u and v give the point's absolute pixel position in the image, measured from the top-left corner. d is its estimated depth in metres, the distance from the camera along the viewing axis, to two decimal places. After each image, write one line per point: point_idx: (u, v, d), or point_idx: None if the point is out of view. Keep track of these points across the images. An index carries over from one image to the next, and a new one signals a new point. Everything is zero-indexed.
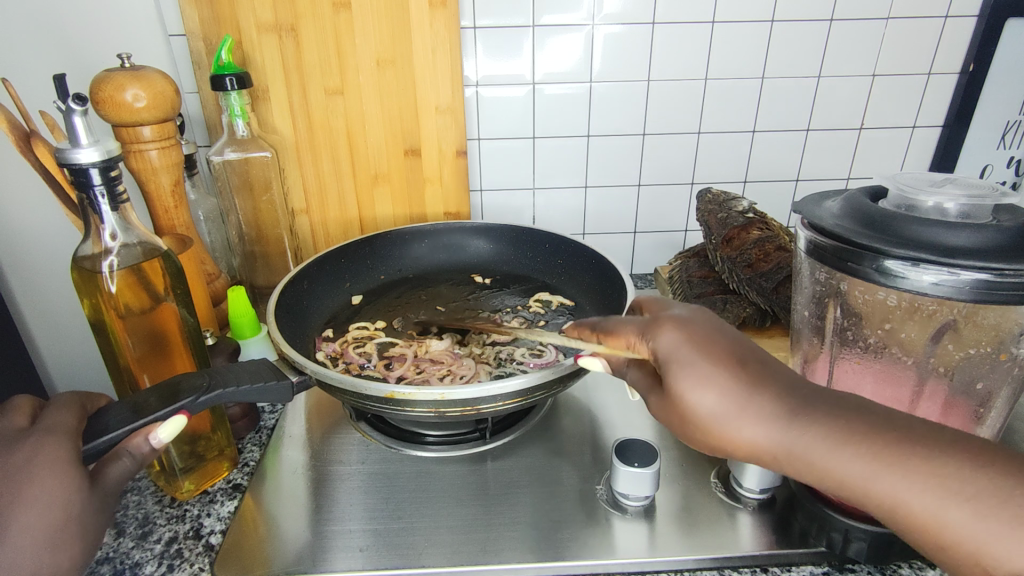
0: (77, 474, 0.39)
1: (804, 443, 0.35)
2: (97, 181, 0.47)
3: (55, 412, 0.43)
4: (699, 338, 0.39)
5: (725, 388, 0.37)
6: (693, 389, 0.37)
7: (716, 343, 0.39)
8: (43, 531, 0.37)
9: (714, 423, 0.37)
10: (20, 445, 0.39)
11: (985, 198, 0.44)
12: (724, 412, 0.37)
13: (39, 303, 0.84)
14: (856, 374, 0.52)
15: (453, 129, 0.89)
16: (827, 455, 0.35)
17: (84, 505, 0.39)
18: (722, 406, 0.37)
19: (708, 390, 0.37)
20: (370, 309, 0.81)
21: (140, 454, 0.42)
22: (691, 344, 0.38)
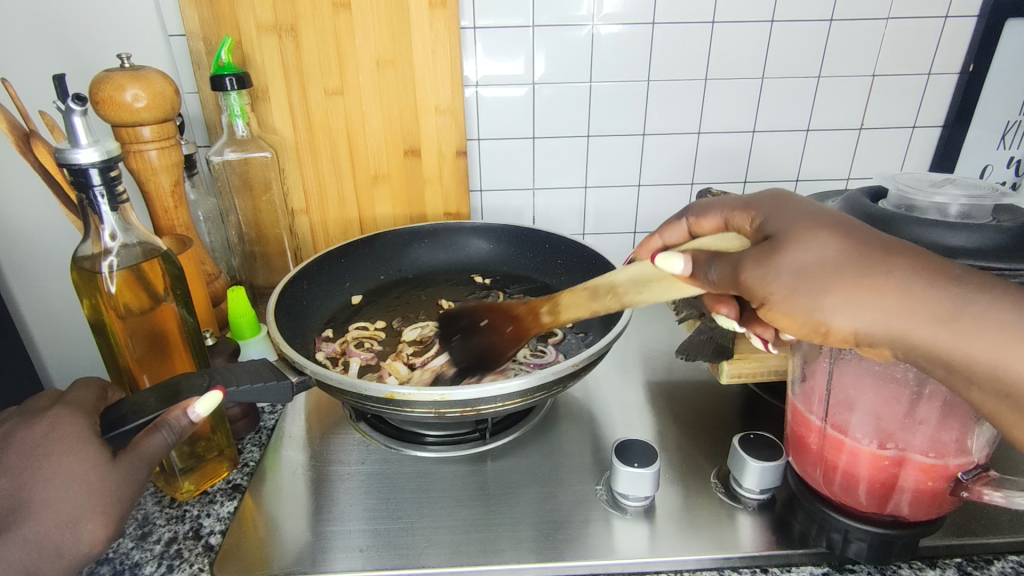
0: (94, 448, 0.41)
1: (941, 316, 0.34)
2: (97, 181, 0.47)
3: (79, 393, 0.45)
4: (800, 210, 0.39)
5: (823, 251, 0.36)
6: (793, 254, 0.36)
7: (807, 209, 0.39)
8: (64, 505, 0.39)
9: (818, 301, 0.35)
10: (38, 423, 0.41)
11: (985, 199, 0.44)
12: (834, 276, 0.35)
13: (41, 303, 0.85)
14: None
15: (453, 128, 0.89)
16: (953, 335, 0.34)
17: (103, 478, 0.40)
18: (823, 269, 0.35)
19: (805, 252, 0.36)
20: (370, 309, 0.81)
21: (179, 427, 0.43)
22: (789, 211, 0.39)
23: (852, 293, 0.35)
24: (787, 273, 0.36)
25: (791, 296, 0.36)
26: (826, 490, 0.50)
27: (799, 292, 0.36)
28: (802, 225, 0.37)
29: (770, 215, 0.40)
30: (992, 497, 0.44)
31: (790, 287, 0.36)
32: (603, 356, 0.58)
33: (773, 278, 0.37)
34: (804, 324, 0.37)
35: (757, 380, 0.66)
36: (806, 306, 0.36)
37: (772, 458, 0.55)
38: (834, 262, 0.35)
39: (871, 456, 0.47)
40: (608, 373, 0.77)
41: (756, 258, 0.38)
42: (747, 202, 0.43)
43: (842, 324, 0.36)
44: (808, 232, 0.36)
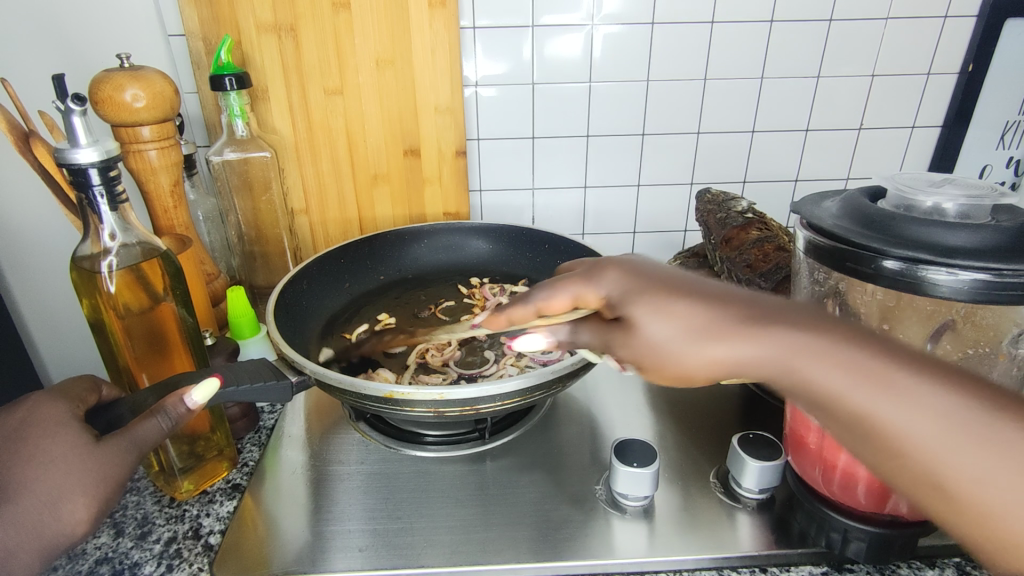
0: (76, 430, 0.40)
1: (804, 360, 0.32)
2: (97, 181, 0.47)
3: (72, 382, 0.45)
4: (638, 278, 0.38)
5: (681, 315, 0.34)
6: (651, 326, 0.35)
7: (647, 269, 0.39)
8: (44, 485, 0.38)
9: (679, 358, 0.34)
10: (18, 409, 0.41)
11: (983, 198, 0.44)
12: (700, 331, 0.34)
13: (41, 303, 0.85)
14: None
15: (453, 129, 0.89)
16: (782, 357, 0.32)
17: (84, 458, 0.39)
18: (679, 340, 0.34)
19: (665, 320, 0.35)
20: (371, 309, 0.81)
21: (176, 415, 0.42)
22: (640, 281, 0.38)
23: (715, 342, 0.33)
24: (646, 342, 0.36)
25: (654, 358, 0.35)
26: (826, 490, 0.51)
27: (660, 356, 0.35)
28: (647, 291, 0.37)
29: (614, 287, 0.39)
30: None
31: (652, 352, 0.35)
32: None
33: (635, 350, 0.36)
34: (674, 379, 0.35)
35: None
36: (673, 367, 0.35)
37: (771, 458, 0.55)
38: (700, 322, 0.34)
39: None
40: (608, 373, 0.77)
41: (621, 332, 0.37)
42: (583, 271, 0.41)
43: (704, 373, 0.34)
44: (651, 302, 0.36)
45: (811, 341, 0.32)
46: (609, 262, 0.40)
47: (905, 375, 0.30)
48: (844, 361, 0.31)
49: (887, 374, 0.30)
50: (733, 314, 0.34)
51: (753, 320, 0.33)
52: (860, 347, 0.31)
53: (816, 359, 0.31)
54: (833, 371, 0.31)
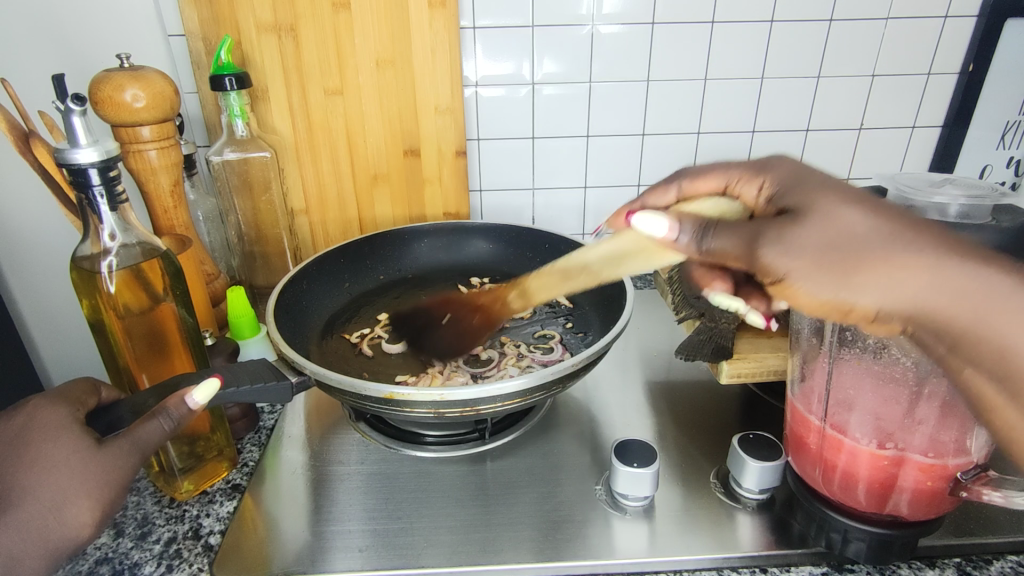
0: (77, 433, 0.40)
1: (964, 291, 0.35)
2: (96, 181, 0.47)
3: (71, 384, 0.45)
4: (802, 179, 0.41)
5: (852, 220, 0.36)
6: (818, 223, 0.37)
7: (800, 173, 0.42)
8: (47, 490, 0.38)
9: (857, 267, 0.36)
10: (17, 414, 0.41)
11: (983, 199, 0.44)
12: (874, 245, 0.36)
13: (42, 303, 0.85)
14: (856, 375, 0.48)
15: (453, 129, 0.89)
16: (902, 265, 0.35)
17: (86, 461, 0.39)
18: (843, 247, 0.36)
19: (839, 221, 0.36)
20: (371, 309, 0.81)
21: (177, 415, 0.42)
22: (805, 181, 0.41)
23: (889, 264, 0.36)
24: (809, 243, 0.36)
25: (802, 274, 0.37)
26: (825, 490, 0.51)
27: (832, 265, 0.36)
28: (817, 195, 0.38)
29: (781, 180, 0.42)
30: (992, 497, 0.44)
31: (825, 251, 0.36)
32: (602, 356, 0.58)
33: (790, 255, 0.37)
34: (828, 301, 0.37)
35: (757, 381, 0.66)
36: (836, 285, 0.36)
37: (771, 458, 0.55)
38: (869, 236, 0.36)
39: (871, 456, 0.47)
40: (608, 373, 0.77)
41: (780, 225, 0.38)
42: (744, 170, 0.45)
43: (868, 303, 0.37)
44: (823, 203, 0.38)
45: (909, 249, 0.36)
46: (775, 163, 0.44)
47: (972, 270, 0.35)
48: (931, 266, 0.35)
49: (956, 272, 0.35)
50: (869, 221, 0.36)
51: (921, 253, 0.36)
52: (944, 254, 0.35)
53: (916, 271, 0.35)
54: (923, 280, 0.35)
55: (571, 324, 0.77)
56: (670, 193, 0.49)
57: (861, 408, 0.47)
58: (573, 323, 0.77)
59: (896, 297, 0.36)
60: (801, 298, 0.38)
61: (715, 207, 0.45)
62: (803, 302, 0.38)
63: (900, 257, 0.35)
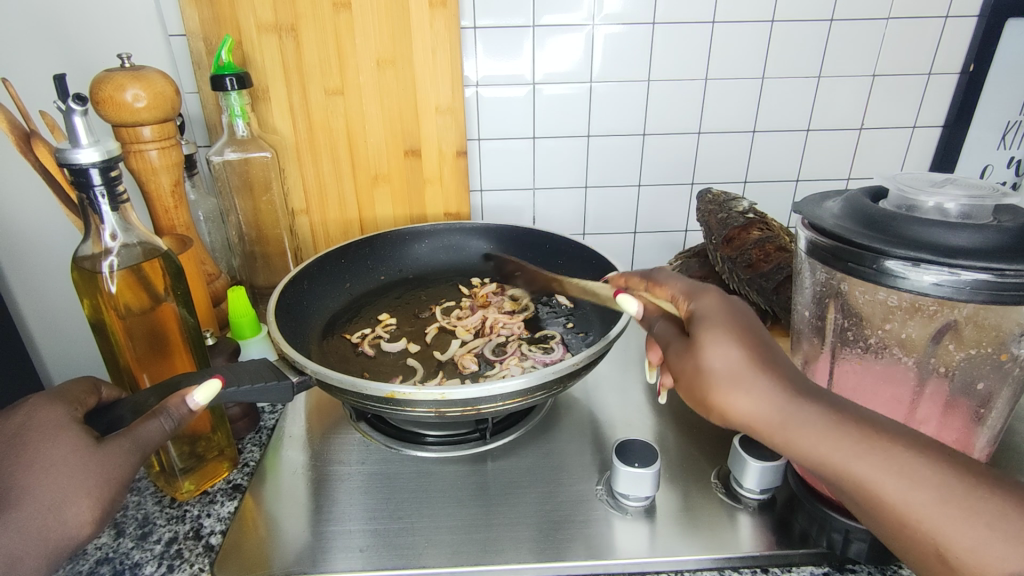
0: (77, 433, 0.40)
1: (790, 419, 0.35)
2: (97, 181, 0.47)
3: (70, 383, 0.45)
4: (730, 311, 0.39)
5: (734, 352, 0.36)
6: (706, 354, 0.37)
7: (733, 309, 0.40)
8: (47, 490, 0.38)
9: (712, 393, 0.36)
10: (14, 415, 0.41)
11: (985, 198, 0.44)
12: (730, 378, 0.36)
13: (42, 303, 0.85)
14: (857, 374, 0.52)
15: (453, 129, 0.89)
16: (756, 394, 0.36)
17: (86, 460, 0.39)
18: (726, 374, 0.36)
19: (723, 348, 0.37)
20: (371, 309, 0.81)
21: (178, 415, 0.42)
22: (724, 312, 0.39)
23: (732, 392, 0.36)
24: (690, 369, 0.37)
25: (693, 383, 0.38)
26: (827, 490, 0.51)
27: (699, 382, 0.37)
28: (714, 322, 0.38)
29: (704, 307, 0.40)
30: None
31: (693, 376, 0.37)
32: (603, 356, 0.58)
33: (681, 367, 0.38)
34: (694, 402, 0.38)
35: None
36: (705, 398, 0.37)
37: (772, 458, 0.55)
38: (739, 366, 0.36)
39: None
40: (609, 373, 0.77)
41: (679, 349, 0.39)
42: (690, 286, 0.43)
43: (733, 420, 0.37)
44: (720, 332, 0.37)
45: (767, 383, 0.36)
46: (713, 288, 0.42)
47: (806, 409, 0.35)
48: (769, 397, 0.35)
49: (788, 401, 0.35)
50: (754, 352, 0.37)
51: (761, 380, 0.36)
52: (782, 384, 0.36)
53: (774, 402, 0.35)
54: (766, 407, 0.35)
55: (572, 324, 0.77)
56: (643, 282, 0.48)
57: None
58: (574, 323, 0.77)
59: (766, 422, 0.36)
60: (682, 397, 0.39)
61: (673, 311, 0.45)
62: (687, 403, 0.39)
63: (740, 380, 0.36)
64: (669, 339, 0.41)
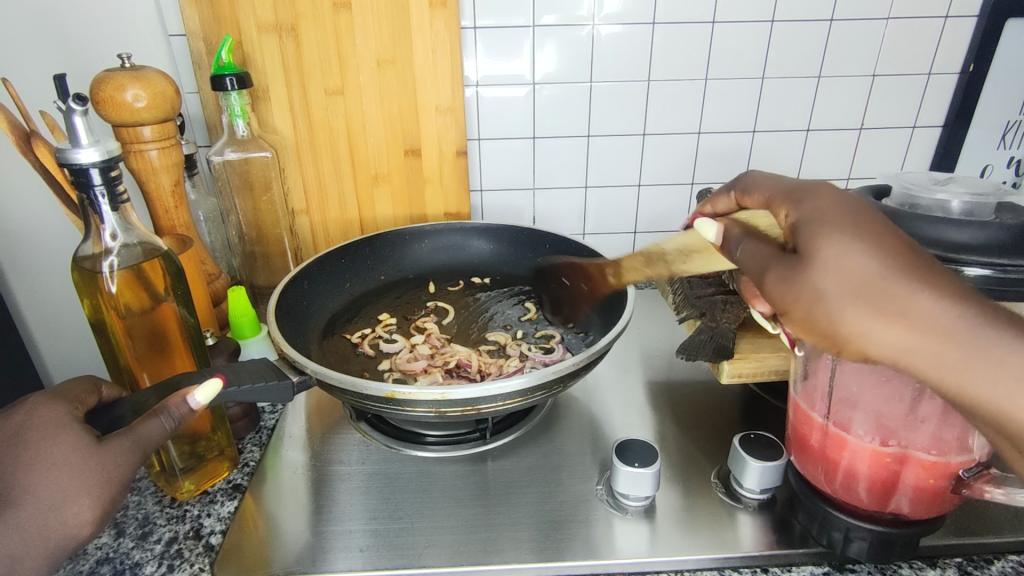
0: (78, 432, 0.40)
1: (942, 336, 0.31)
2: (97, 181, 0.47)
3: (70, 382, 0.45)
4: (845, 211, 0.34)
5: (860, 268, 0.32)
6: (823, 274, 0.33)
7: (851, 203, 0.34)
8: (47, 489, 0.38)
9: (840, 321, 0.33)
10: (15, 413, 0.41)
11: (987, 196, 0.44)
12: (870, 296, 0.32)
13: (42, 303, 0.85)
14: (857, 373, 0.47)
15: (453, 129, 0.89)
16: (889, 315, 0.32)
17: (86, 460, 0.39)
18: (852, 297, 0.32)
19: (847, 267, 0.32)
20: (371, 309, 0.81)
21: (179, 414, 0.42)
22: (836, 214, 0.34)
23: (878, 323, 0.32)
24: (807, 293, 0.34)
25: (812, 311, 0.34)
26: (827, 488, 0.51)
27: (822, 309, 0.34)
28: (839, 229, 0.33)
29: (807, 212, 0.35)
30: (994, 494, 0.44)
31: (812, 302, 0.34)
32: (603, 356, 0.58)
33: (791, 292, 0.35)
34: (821, 336, 0.35)
35: (757, 381, 0.66)
36: (827, 326, 0.34)
37: (771, 458, 0.55)
38: (874, 279, 0.32)
39: (873, 453, 0.47)
40: (609, 373, 0.77)
41: (783, 270, 0.35)
42: (788, 189, 0.38)
43: (861, 348, 0.34)
44: (843, 241, 0.32)
45: (904, 298, 0.31)
46: (818, 186, 0.37)
47: (945, 320, 0.31)
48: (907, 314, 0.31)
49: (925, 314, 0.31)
50: (882, 263, 0.32)
51: (921, 303, 0.31)
52: (922, 298, 0.31)
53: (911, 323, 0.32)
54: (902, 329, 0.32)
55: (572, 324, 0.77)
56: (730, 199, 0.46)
57: (863, 408, 0.47)
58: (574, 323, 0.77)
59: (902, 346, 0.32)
60: (800, 328, 0.36)
61: (765, 220, 0.41)
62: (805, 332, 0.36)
63: (893, 311, 0.31)
64: (766, 258, 0.37)
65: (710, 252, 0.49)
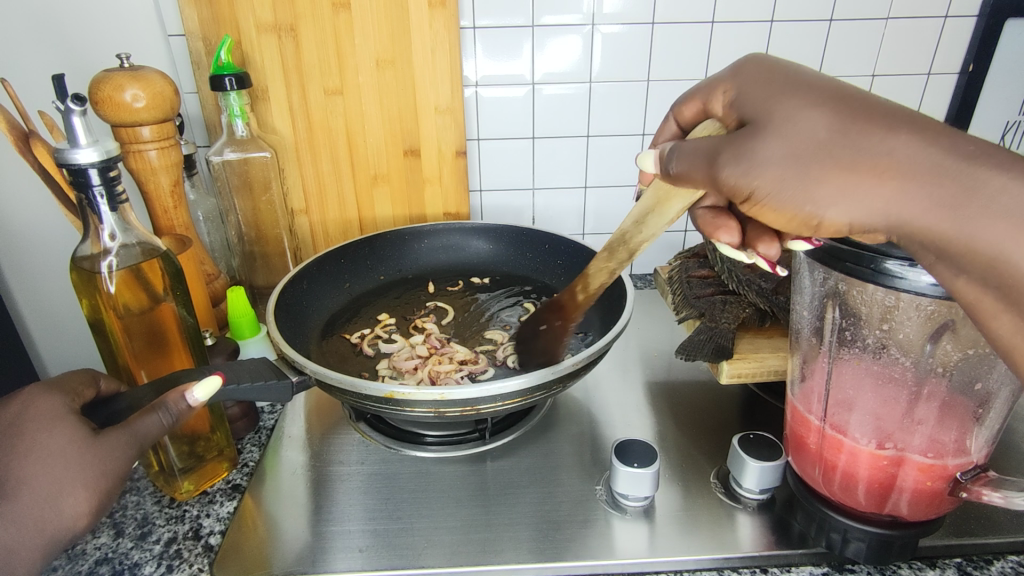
0: (75, 425, 0.40)
1: (899, 193, 0.33)
2: (96, 181, 0.47)
3: (70, 374, 0.45)
4: (784, 85, 0.38)
5: (812, 129, 0.35)
6: (777, 142, 0.36)
7: (782, 79, 0.39)
8: (44, 480, 0.38)
9: (808, 188, 0.35)
10: (12, 404, 0.41)
11: None
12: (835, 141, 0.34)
13: (43, 304, 0.85)
14: (856, 376, 0.48)
15: (453, 129, 0.89)
16: (843, 176, 0.34)
17: (83, 452, 0.39)
18: (808, 160, 0.35)
19: (797, 133, 0.35)
20: (370, 309, 0.81)
21: (177, 410, 0.42)
22: (777, 88, 0.38)
23: (854, 179, 0.34)
24: (768, 164, 0.36)
25: (778, 186, 0.36)
26: (825, 490, 0.50)
27: (793, 173, 0.35)
28: (785, 97, 0.37)
29: (749, 98, 0.39)
30: (992, 497, 0.44)
31: (777, 176, 0.36)
32: (603, 356, 0.58)
33: (751, 173, 0.36)
34: (795, 218, 0.37)
35: (757, 381, 0.66)
36: (797, 197, 0.36)
37: (771, 459, 0.55)
38: (826, 141, 0.34)
39: (871, 456, 0.47)
40: (609, 373, 0.77)
41: (734, 149, 0.37)
42: (719, 80, 0.43)
43: (836, 217, 0.35)
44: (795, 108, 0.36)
45: (853, 156, 0.34)
46: (753, 71, 0.41)
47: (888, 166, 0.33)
48: (848, 162, 0.34)
49: (865, 164, 0.34)
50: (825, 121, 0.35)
51: (889, 150, 0.33)
52: (857, 156, 0.34)
53: (862, 181, 0.34)
54: (862, 184, 0.34)
55: None
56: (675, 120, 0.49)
57: (861, 409, 0.47)
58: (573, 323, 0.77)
59: (874, 210, 0.34)
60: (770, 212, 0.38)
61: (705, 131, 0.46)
62: (778, 220, 0.38)
63: (860, 159, 0.34)
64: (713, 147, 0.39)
65: (662, 206, 0.47)
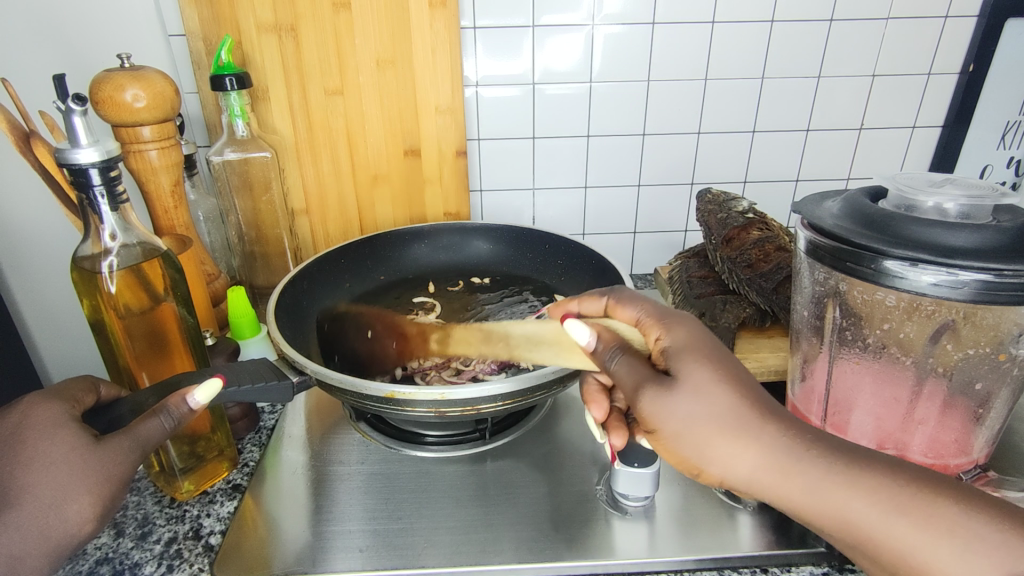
0: (76, 432, 0.40)
1: (779, 469, 0.35)
2: (97, 181, 0.47)
3: (69, 382, 0.45)
4: (706, 348, 0.38)
5: (715, 404, 0.35)
6: (685, 402, 0.36)
7: (709, 347, 0.38)
8: (46, 488, 0.37)
9: (703, 446, 0.36)
10: (10, 413, 0.40)
11: (984, 199, 0.44)
12: (719, 431, 0.35)
13: (43, 304, 0.85)
14: (856, 374, 0.51)
15: (453, 130, 0.89)
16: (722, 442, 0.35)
17: (85, 458, 0.39)
18: (709, 427, 0.35)
19: (698, 401, 0.35)
20: (371, 309, 0.81)
21: (178, 414, 0.42)
22: (700, 349, 0.38)
23: (732, 446, 0.35)
24: (674, 420, 0.36)
25: (679, 437, 0.36)
26: None
27: (685, 437, 0.36)
28: (702, 365, 0.37)
29: (674, 345, 0.39)
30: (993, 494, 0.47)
31: (678, 428, 0.36)
32: None
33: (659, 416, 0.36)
34: (683, 461, 0.38)
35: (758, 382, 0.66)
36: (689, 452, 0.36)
37: None
38: (723, 419, 0.35)
39: None
40: None
41: (655, 390, 0.36)
42: (654, 314, 0.41)
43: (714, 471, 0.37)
44: (707, 380, 0.36)
45: (738, 431, 0.35)
46: (683, 318, 0.40)
47: (758, 439, 0.35)
48: (724, 427, 0.35)
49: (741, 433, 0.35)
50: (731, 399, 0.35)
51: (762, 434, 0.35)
52: (734, 426, 0.35)
53: (743, 447, 0.35)
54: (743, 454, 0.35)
55: None
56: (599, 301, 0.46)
57: (860, 409, 0.50)
58: None
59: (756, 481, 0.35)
60: (662, 448, 0.38)
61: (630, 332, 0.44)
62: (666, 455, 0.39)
63: (740, 434, 0.35)
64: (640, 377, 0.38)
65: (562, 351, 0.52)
